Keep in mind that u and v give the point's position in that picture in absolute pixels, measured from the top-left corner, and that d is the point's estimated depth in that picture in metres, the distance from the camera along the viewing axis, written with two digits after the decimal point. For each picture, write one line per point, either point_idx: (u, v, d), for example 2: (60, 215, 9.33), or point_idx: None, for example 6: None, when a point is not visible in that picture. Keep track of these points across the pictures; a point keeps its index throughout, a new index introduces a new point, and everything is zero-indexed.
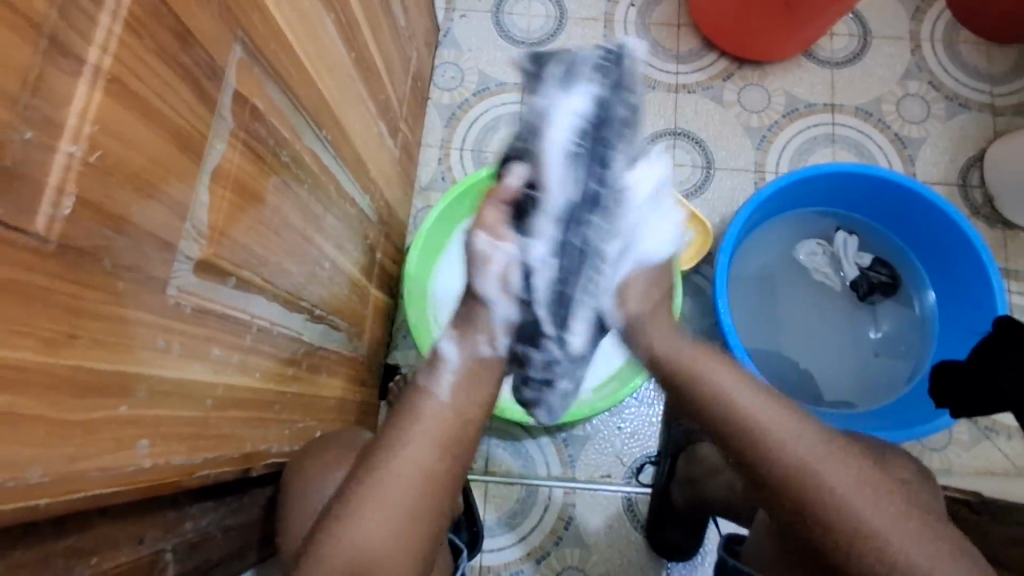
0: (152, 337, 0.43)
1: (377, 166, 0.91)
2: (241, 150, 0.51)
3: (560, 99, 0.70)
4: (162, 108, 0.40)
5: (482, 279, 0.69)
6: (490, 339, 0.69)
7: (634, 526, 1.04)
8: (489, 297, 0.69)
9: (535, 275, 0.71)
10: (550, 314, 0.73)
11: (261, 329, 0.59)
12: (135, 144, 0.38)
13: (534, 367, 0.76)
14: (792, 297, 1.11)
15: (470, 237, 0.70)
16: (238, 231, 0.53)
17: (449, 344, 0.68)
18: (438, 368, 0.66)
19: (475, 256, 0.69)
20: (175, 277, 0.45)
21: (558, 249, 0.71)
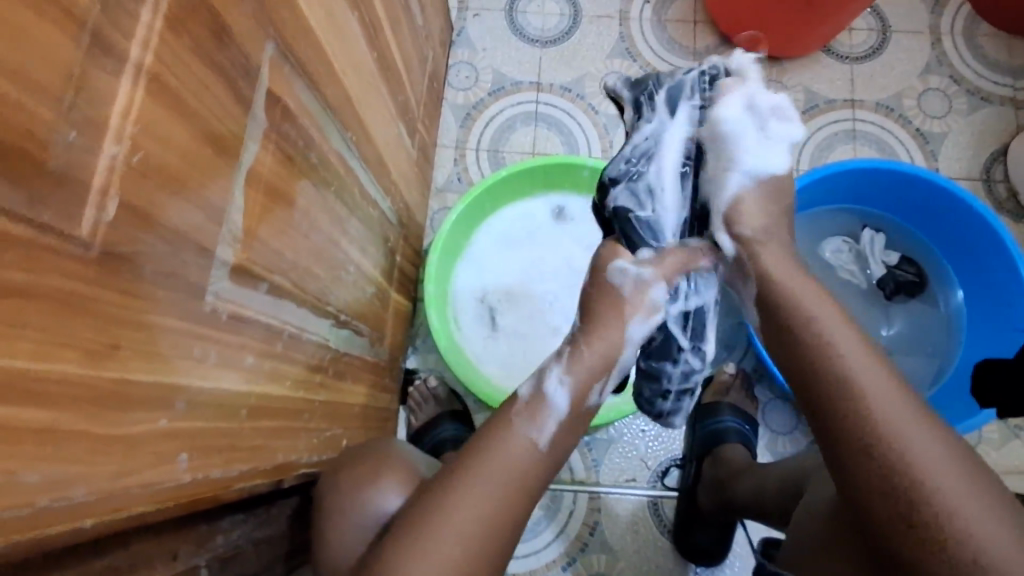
0: (190, 346, 0.41)
1: (396, 168, 0.90)
2: (272, 151, 0.50)
3: (667, 126, 0.75)
4: (199, 108, 0.39)
5: (636, 322, 0.65)
6: (603, 387, 0.65)
7: (661, 531, 1.02)
8: (636, 337, 0.65)
9: (674, 300, 0.73)
10: (680, 329, 0.75)
11: (291, 337, 0.58)
12: (175, 146, 0.37)
13: (672, 380, 0.78)
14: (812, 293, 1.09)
15: (625, 275, 0.66)
16: (269, 234, 0.51)
17: (558, 387, 0.62)
18: (541, 414, 0.60)
19: (645, 300, 0.65)
20: (212, 284, 0.43)
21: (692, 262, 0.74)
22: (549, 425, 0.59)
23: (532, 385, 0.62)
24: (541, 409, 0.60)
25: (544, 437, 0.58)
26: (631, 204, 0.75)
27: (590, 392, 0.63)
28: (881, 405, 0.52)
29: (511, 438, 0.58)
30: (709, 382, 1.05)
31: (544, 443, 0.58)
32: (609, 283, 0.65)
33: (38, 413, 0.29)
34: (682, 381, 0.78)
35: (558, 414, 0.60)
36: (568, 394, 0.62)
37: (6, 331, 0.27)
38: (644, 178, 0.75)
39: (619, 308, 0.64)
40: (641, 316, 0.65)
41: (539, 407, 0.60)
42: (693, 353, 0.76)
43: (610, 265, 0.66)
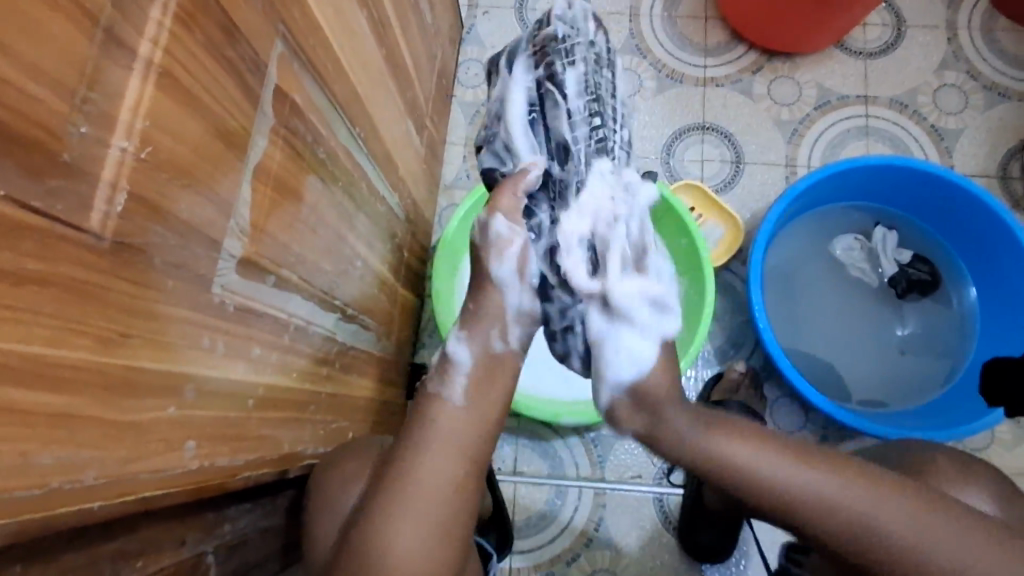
0: (199, 336, 0.42)
1: (404, 164, 0.91)
2: (281, 146, 0.51)
3: (513, 82, 0.77)
4: (209, 103, 0.40)
5: (500, 263, 0.68)
6: (503, 334, 0.67)
7: (666, 528, 1.02)
8: (508, 276, 0.68)
9: (540, 237, 0.73)
10: (552, 268, 0.72)
11: (298, 329, 0.59)
12: (185, 140, 0.38)
13: (552, 318, 0.74)
14: (821, 291, 1.08)
15: (487, 226, 0.70)
16: (277, 228, 0.52)
17: (457, 345, 0.66)
18: (448, 371, 0.64)
19: (490, 236, 0.69)
20: (219, 275, 0.44)
21: (544, 195, 0.74)
22: (458, 382, 0.63)
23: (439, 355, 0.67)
24: (446, 366, 0.65)
25: (455, 393, 0.63)
26: (492, 162, 0.79)
27: (490, 339, 0.66)
28: (783, 478, 0.57)
29: (433, 405, 0.62)
30: (719, 378, 1.04)
31: (458, 399, 0.62)
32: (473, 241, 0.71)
33: (51, 397, 0.30)
34: (563, 322, 0.74)
35: (463, 367, 0.65)
36: (468, 348, 0.66)
37: (21, 318, 0.28)
38: (501, 134, 0.77)
39: (477, 254, 0.70)
40: (494, 253, 0.69)
41: (444, 367, 0.65)
42: (566, 289, 0.72)
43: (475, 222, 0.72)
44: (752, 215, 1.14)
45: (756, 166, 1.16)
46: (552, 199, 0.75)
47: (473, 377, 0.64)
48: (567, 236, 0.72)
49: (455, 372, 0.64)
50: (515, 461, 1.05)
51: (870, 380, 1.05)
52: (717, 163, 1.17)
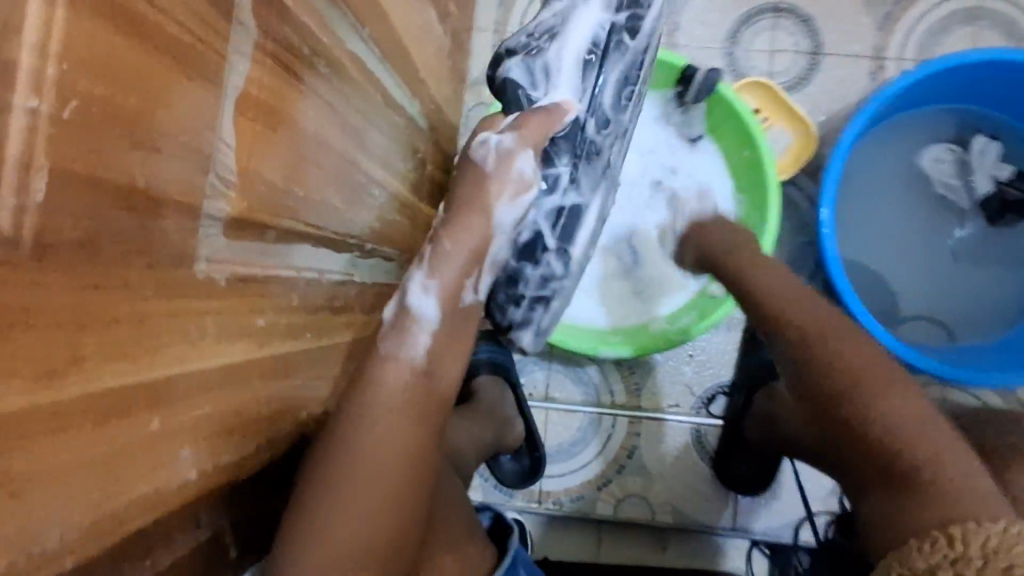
0: (184, 327, 0.34)
1: (426, 64, 0.77)
2: (270, 66, 0.39)
3: (580, 10, 0.73)
4: (163, 26, 0.29)
5: (508, 206, 0.65)
6: (476, 284, 0.64)
7: (701, 457, 0.99)
8: (504, 225, 0.65)
9: (550, 191, 0.74)
10: (550, 227, 0.76)
11: (309, 284, 0.50)
12: (133, 84, 0.27)
13: (529, 283, 0.77)
14: (883, 197, 0.97)
15: (513, 154, 0.65)
16: (275, 172, 0.42)
17: (423, 295, 0.61)
18: (412, 326, 0.59)
19: (512, 173, 0.65)
20: (203, 248, 0.35)
21: (571, 148, 0.73)
22: (420, 338, 0.58)
23: (397, 305, 0.60)
24: (408, 324, 0.59)
25: (417, 349, 0.58)
26: (523, 81, 0.72)
27: (465, 287, 0.63)
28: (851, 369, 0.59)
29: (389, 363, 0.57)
30: None
31: (419, 354, 0.58)
32: (469, 157, 0.66)
33: None
34: (540, 288, 0.78)
35: (430, 324, 0.60)
36: (437, 300, 0.61)
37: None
38: (543, 57, 0.72)
39: (482, 179, 0.64)
40: (497, 185, 0.64)
41: (406, 322, 0.59)
42: (556, 256, 0.77)
43: (474, 139, 0.67)
44: (826, 118, 0.99)
45: (836, 58, 0.99)
46: (575, 154, 0.74)
47: (442, 332, 0.60)
48: (567, 209, 0.75)
49: (419, 329, 0.59)
50: (547, 386, 1.01)
51: (918, 292, 0.96)
52: (790, 55, 0.99)
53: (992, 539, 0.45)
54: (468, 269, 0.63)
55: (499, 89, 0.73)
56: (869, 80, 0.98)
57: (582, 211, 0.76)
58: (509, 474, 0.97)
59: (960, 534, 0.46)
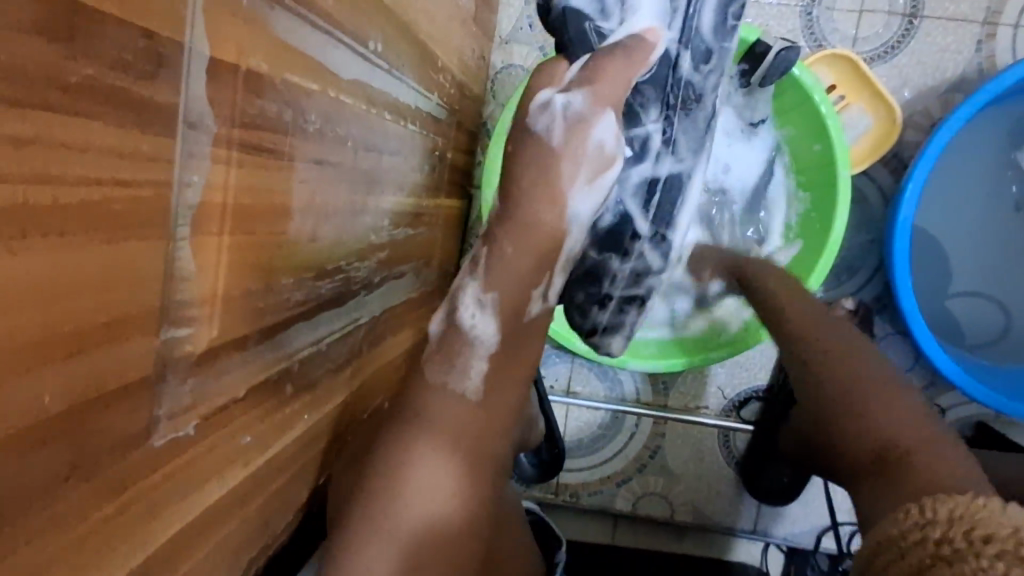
0: (142, 506, 0.29)
1: (446, 42, 0.65)
2: (240, 157, 0.31)
3: None
4: (67, 199, 0.21)
5: (582, 198, 0.53)
6: (546, 292, 0.55)
7: (728, 462, 0.95)
8: (582, 216, 0.54)
9: (638, 158, 0.58)
10: (640, 208, 0.60)
11: (305, 360, 0.44)
12: (29, 296, 0.20)
13: (619, 284, 0.61)
14: (969, 180, 0.88)
15: (588, 127, 0.52)
16: (257, 270, 0.35)
17: (477, 314, 0.53)
18: (467, 352, 0.51)
19: (588, 145, 0.52)
20: (161, 410, 0.29)
21: (663, 100, 0.55)
22: (473, 367, 0.51)
23: (446, 317, 0.53)
24: (459, 348, 0.51)
25: (470, 386, 0.50)
26: (589, 9, 0.51)
27: (529, 300, 0.54)
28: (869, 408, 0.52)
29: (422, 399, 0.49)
30: None
31: (474, 393, 0.50)
32: (528, 127, 0.52)
33: None
34: (631, 286, 0.61)
35: (488, 346, 0.52)
36: (494, 317, 0.53)
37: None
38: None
39: (546, 162, 0.52)
40: (568, 164, 0.52)
41: (456, 347, 0.52)
42: (652, 244, 0.60)
43: (533, 98, 0.52)
44: (914, 96, 0.84)
45: (937, 22, 0.83)
46: (666, 102, 0.56)
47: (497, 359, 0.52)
48: (661, 181, 0.59)
49: (471, 356, 0.51)
50: (569, 380, 0.96)
51: (974, 269, 0.89)
52: (883, 16, 0.83)
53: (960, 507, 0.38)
54: (536, 277, 0.54)
55: (553, 20, 0.51)
56: (974, 52, 0.82)
57: (682, 184, 0.59)
58: (525, 471, 0.94)
59: (930, 504, 0.40)
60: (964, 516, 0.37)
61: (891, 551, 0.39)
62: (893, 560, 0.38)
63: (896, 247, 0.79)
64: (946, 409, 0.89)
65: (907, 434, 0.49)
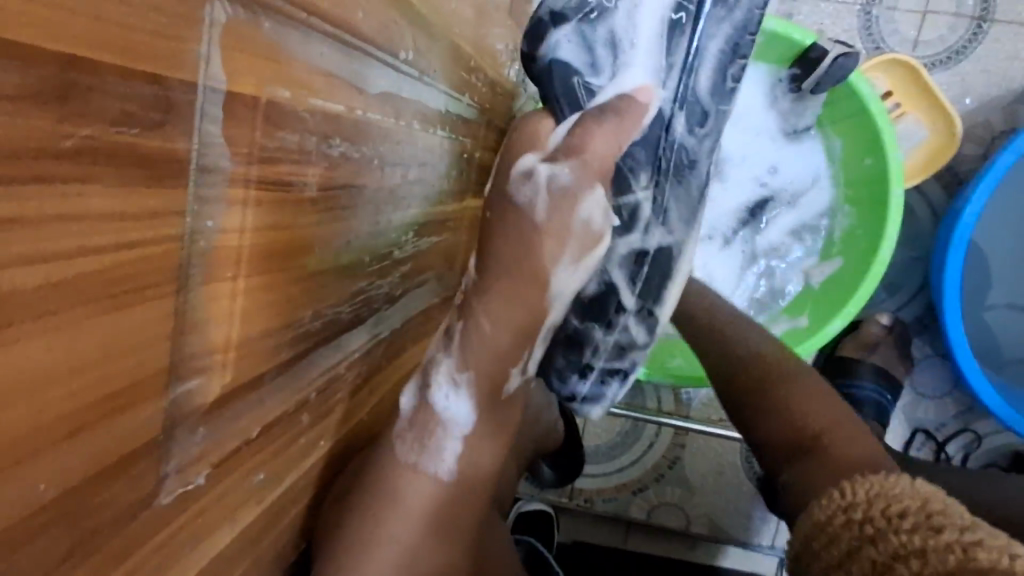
0: (152, 565, 0.28)
1: (479, 38, 0.61)
2: (260, 193, 0.29)
3: None
4: (67, 272, 0.19)
5: (567, 272, 0.43)
6: (527, 365, 0.45)
7: (748, 476, 0.93)
8: (564, 295, 0.44)
9: (625, 230, 0.47)
10: (627, 281, 0.49)
11: (325, 387, 0.43)
12: (28, 381, 0.18)
13: (599, 357, 0.51)
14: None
15: (577, 202, 0.42)
16: (275, 307, 0.33)
17: (449, 394, 0.44)
18: (438, 431, 0.44)
19: (573, 223, 0.42)
20: (172, 467, 0.27)
21: (655, 162, 0.45)
22: (447, 446, 0.43)
23: (417, 391, 0.44)
24: (431, 427, 0.43)
25: (441, 465, 0.43)
26: (577, 62, 0.42)
27: (507, 375, 0.45)
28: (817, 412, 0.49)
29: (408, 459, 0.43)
30: (853, 331, 0.85)
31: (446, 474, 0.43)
32: (508, 199, 0.41)
33: None
34: (613, 359, 0.52)
35: (460, 427, 0.44)
36: (469, 401, 0.44)
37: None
38: (606, 17, 0.43)
39: (529, 238, 0.41)
40: (555, 240, 0.42)
41: (428, 425, 0.44)
42: (638, 319, 0.50)
43: (512, 165, 0.41)
44: (977, 108, 0.79)
45: (1009, 27, 0.76)
46: (658, 167, 0.45)
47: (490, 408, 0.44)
48: (653, 260, 0.48)
49: (444, 436, 0.43)
50: None
51: (1012, 286, 0.85)
52: (949, 19, 0.77)
53: (875, 486, 0.37)
54: (512, 354, 0.44)
55: (538, 78, 0.43)
56: None
57: (674, 261, 0.50)
58: (544, 475, 0.92)
59: (850, 486, 0.38)
60: (882, 495, 0.35)
61: (819, 535, 0.36)
62: (822, 545, 0.36)
63: (946, 277, 0.75)
64: (982, 436, 0.85)
65: (817, 419, 0.48)
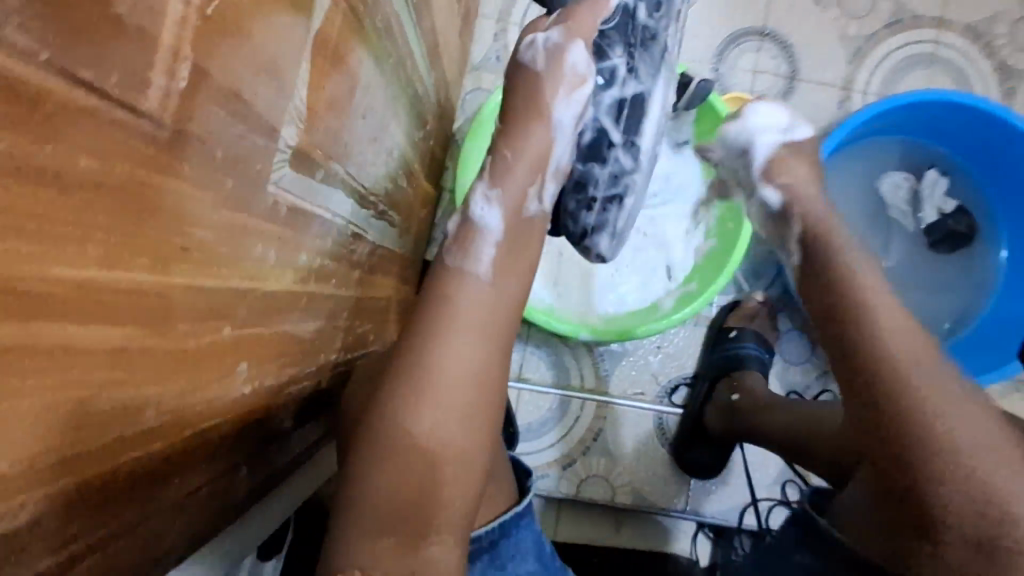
0: (254, 245, 0.35)
1: (443, 39, 0.79)
2: (343, 9, 0.41)
3: None
4: None
5: (565, 101, 0.59)
6: (540, 193, 0.60)
7: (662, 443, 1.05)
8: (565, 125, 0.59)
9: (606, 82, 0.63)
10: (613, 123, 0.64)
11: (338, 231, 0.52)
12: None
13: (598, 186, 0.66)
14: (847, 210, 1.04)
15: (563, 50, 0.59)
16: (331, 110, 0.43)
17: (486, 207, 0.58)
18: (476, 240, 0.57)
19: (565, 67, 0.59)
20: (276, 171, 0.36)
21: (623, 32, 0.62)
22: (484, 251, 0.56)
23: (461, 217, 0.59)
24: (471, 236, 0.57)
25: (482, 266, 0.56)
26: None
27: (526, 199, 0.59)
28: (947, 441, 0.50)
29: (452, 279, 0.55)
30: (734, 308, 1.04)
31: (486, 274, 0.56)
32: (519, 61, 0.59)
33: (110, 329, 0.24)
34: (612, 187, 0.66)
35: (493, 235, 0.57)
36: (500, 212, 0.58)
37: (48, 247, 0.20)
38: None
39: (536, 85, 0.58)
40: (552, 80, 0.58)
41: (469, 234, 0.57)
42: (625, 150, 0.65)
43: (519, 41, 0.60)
44: None
45: (810, 84, 1.07)
46: (628, 42, 0.63)
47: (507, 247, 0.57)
48: (635, 102, 0.64)
49: (483, 241, 0.57)
50: (521, 366, 1.04)
51: None
52: (771, 77, 1.07)
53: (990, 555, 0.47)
54: (532, 179, 0.59)
55: None
56: (837, 107, 1.07)
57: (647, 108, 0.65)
58: None
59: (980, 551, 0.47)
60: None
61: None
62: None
63: None
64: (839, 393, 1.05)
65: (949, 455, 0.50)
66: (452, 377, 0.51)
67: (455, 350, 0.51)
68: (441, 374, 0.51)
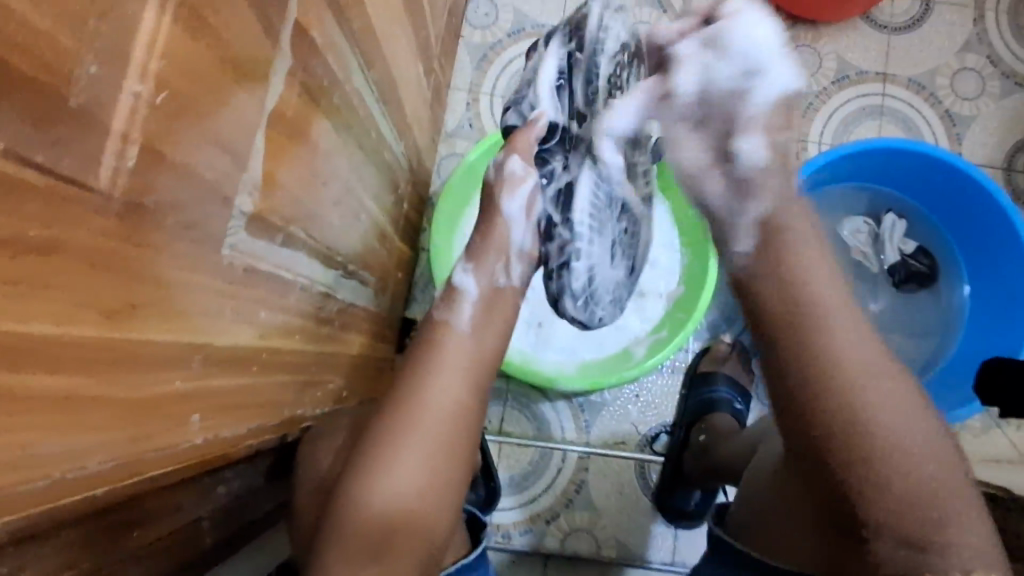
0: (208, 302, 0.39)
1: (412, 110, 0.85)
2: (299, 89, 0.46)
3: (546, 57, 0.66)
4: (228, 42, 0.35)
5: (509, 200, 0.64)
6: (507, 267, 0.65)
7: (645, 492, 1.04)
8: (517, 217, 0.65)
9: (546, 180, 0.68)
10: (552, 207, 0.69)
11: (303, 290, 0.55)
12: (206, 87, 0.33)
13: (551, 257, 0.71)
14: None
15: (502, 165, 0.65)
16: (290, 179, 0.48)
17: (464, 276, 0.64)
18: (456, 303, 0.63)
19: (504, 176, 0.64)
20: (231, 235, 0.40)
21: (557, 145, 0.67)
22: (462, 308, 0.61)
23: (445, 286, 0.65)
24: (452, 298, 0.63)
25: (464, 321, 0.60)
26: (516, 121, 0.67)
27: (495, 272, 0.64)
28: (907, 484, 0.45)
29: (440, 330, 0.60)
30: (704, 353, 1.06)
31: (467, 327, 0.60)
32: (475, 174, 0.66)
33: (56, 378, 0.27)
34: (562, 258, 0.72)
35: (468, 296, 0.63)
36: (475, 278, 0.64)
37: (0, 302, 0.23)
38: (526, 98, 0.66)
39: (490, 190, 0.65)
40: (505, 189, 0.64)
41: (451, 299, 0.63)
42: (567, 228, 0.70)
43: None
44: None
45: None
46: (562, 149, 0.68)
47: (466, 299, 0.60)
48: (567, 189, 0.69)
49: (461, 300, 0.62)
50: (502, 420, 1.06)
51: None
52: None
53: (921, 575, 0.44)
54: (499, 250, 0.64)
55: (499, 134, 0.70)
56: None
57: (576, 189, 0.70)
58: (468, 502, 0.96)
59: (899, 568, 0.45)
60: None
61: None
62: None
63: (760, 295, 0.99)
64: None
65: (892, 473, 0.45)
66: (429, 412, 0.54)
67: (440, 385, 0.55)
68: (422, 407, 0.54)
